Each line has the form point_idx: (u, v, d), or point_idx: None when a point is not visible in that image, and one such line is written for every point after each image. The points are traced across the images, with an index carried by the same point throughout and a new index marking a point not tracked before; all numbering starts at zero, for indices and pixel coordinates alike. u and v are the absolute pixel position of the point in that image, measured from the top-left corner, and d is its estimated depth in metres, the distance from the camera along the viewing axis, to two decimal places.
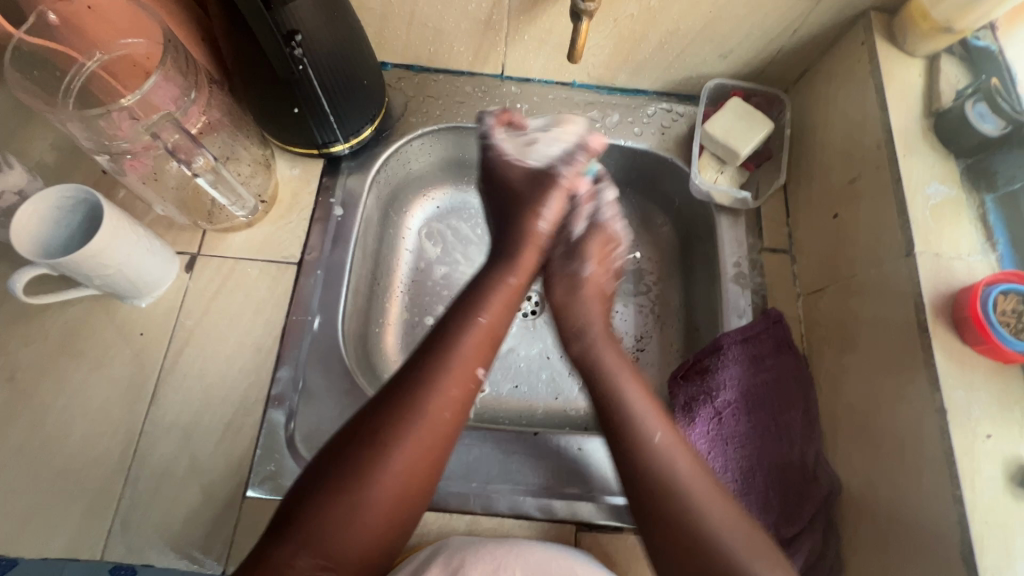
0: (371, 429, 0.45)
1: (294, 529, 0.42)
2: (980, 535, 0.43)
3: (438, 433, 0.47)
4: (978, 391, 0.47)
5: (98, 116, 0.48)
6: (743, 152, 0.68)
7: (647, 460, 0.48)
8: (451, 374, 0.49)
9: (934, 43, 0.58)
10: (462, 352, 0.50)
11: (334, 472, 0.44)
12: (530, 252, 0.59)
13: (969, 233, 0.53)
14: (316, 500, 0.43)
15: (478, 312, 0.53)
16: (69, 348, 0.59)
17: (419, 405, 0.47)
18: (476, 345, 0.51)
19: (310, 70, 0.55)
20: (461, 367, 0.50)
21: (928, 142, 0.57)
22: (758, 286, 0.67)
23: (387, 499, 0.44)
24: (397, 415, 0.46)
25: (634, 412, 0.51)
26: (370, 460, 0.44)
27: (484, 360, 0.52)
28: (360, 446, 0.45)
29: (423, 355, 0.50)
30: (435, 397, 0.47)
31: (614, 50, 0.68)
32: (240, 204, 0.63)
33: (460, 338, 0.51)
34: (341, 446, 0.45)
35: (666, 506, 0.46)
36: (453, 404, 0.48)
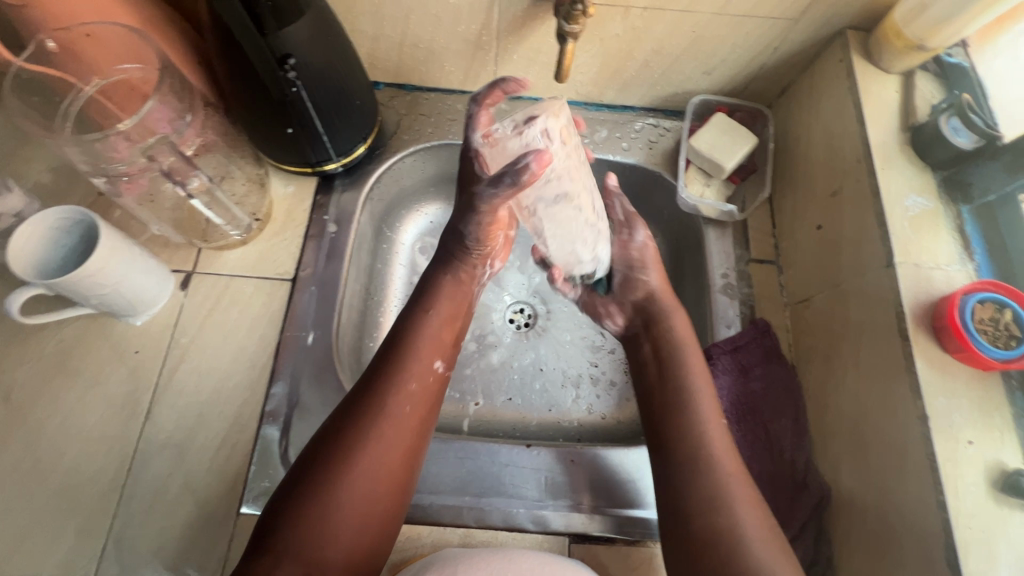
0: (338, 433, 0.48)
1: (275, 539, 0.43)
2: (964, 540, 0.44)
3: (403, 426, 0.49)
4: (958, 398, 0.49)
5: (97, 140, 0.49)
6: (728, 166, 0.70)
7: (695, 452, 0.51)
8: (410, 370, 0.52)
9: (909, 61, 0.60)
10: (416, 349, 0.54)
11: (307, 478, 0.45)
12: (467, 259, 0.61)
13: (946, 244, 0.54)
14: (296, 509, 0.44)
15: (427, 307, 0.57)
16: (64, 367, 0.59)
17: (381, 402, 0.49)
18: (429, 342, 0.55)
19: (304, 91, 0.56)
20: (418, 362, 0.53)
21: (905, 156, 0.58)
22: (746, 297, 0.68)
23: (362, 497, 0.46)
24: (361, 416, 0.48)
25: (693, 407, 0.54)
26: (339, 461, 0.46)
27: (440, 353, 0.55)
28: (330, 450, 0.47)
29: (380, 356, 0.53)
30: (396, 393, 0.50)
31: (601, 68, 0.70)
32: (234, 223, 0.65)
33: (412, 338, 0.54)
34: (312, 454, 0.47)
35: (700, 498, 0.48)
36: (415, 397, 0.51)
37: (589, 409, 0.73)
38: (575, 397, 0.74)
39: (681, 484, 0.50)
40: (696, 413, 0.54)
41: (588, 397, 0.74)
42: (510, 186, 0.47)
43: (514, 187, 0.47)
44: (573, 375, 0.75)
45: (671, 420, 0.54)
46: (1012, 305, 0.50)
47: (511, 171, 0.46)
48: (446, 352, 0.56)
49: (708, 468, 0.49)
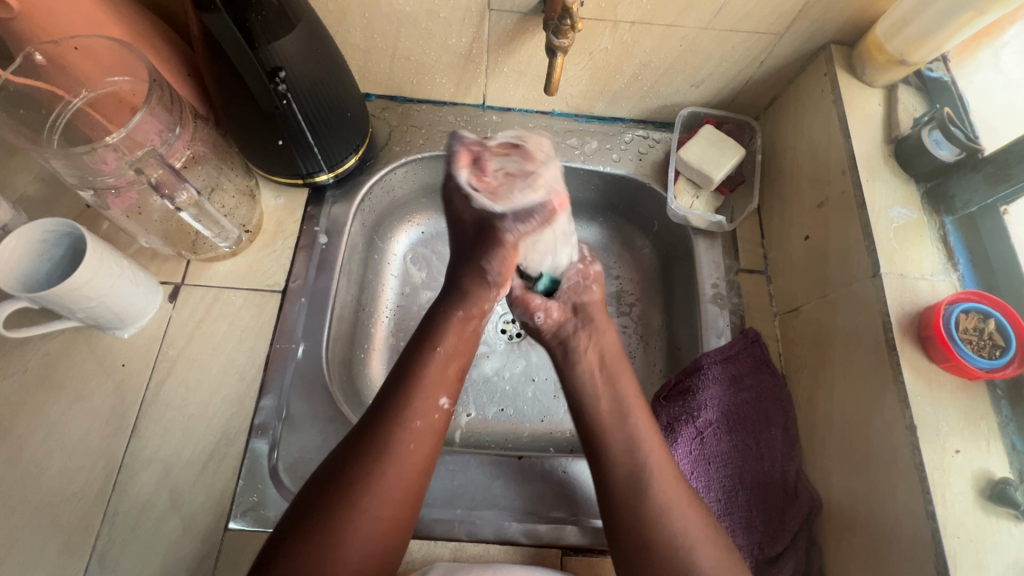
0: (341, 470, 0.47)
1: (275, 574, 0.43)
2: (953, 550, 0.44)
3: (406, 466, 0.48)
4: (946, 407, 0.49)
5: (83, 153, 0.49)
6: (717, 177, 0.70)
7: (646, 510, 0.49)
8: (413, 408, 0.50)
9: (892, 75, 0.61)
10: (423, 384, 0.52)
11: (308, 514, 0.45)
12: (481, 291, 0.56)
13: (931, 254, 0.55)
14: (298, 544, 0.44)
15: (435, 344, 0.54)
16: (48, 381, 0.58)
17: (384, 440, 0.48)
18: (436, 377, 0.53)
19: (294, 103, 0.56)
20: (423, 398, 0.51)
21: (889, 167, 0.59)
22: (736, 307, 0.69)
23: (361, 536, 0.45)
24: (364, 454, 0.47)
25: (636, 457, 0.51)
26: (339, 499, 0.46)
27: (447, 391, 0.53)
28: (332, 488, 0.46)
29: (385, 393, 0.51)
30: (400, 431, 0.49)
31: (590, 81, 0.71)
32: (223, 236, 0.64)
33: (420, 371, 0.52)
34: (313, 489, 0.47)
35: (664, 555, 0.47)
36: (419, 435, 0.50)
37: None
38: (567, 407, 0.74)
39: (630, 535, 0.48)
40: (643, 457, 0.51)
41: None
42: (535, 220, 0.54)
43: (540, 223, 0.55)
44: None
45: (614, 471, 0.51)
46: (995, 314, 0.50)
47: (539, 207, 0.54)
48: (452, 388, 0.54)
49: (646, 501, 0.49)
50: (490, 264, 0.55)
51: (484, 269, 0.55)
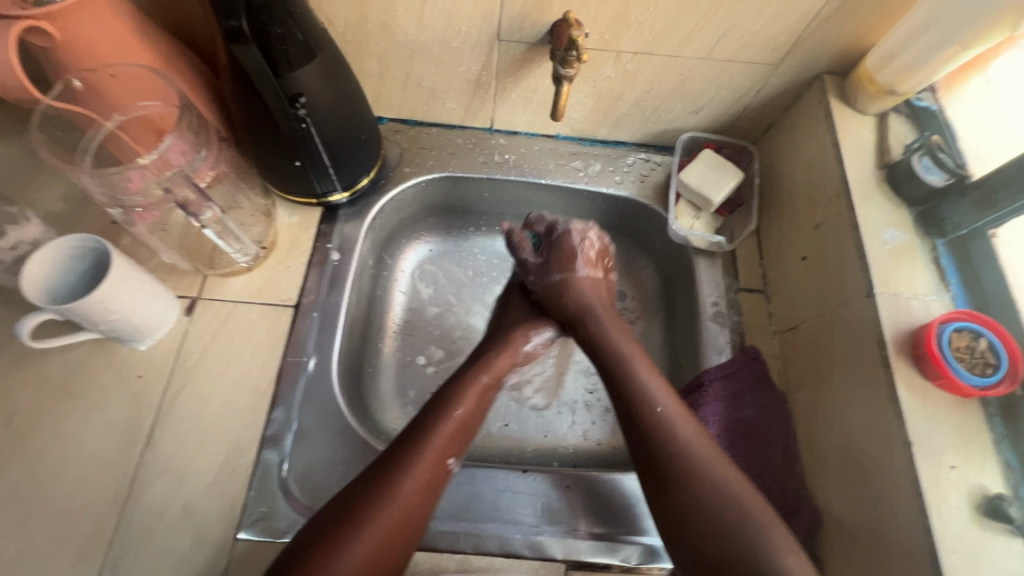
0: (349, 513, 0.48)
1: None
2: (950, 564, 0.45)
3: (409, 517, 0.50)
4: (940, 423, 0.50)
5: (115, 172, 0.52)
6: (716, 200, 0.73)
7: (659, 428, 0.53)
8: (426, 460, 0.53)
9: (882, 103, 0.64)
10: (435, 440, 0.54)
11: (311, 553, 0.46)
12: (503, 356, 0.65)
13: (923, 274, 0.57)
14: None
15: (452, 404, 0.58)
16: (66, 392, 0.60)
17: (394, 489, 0.50)
18: (448, 435, 0.55)
19: (313, 127, 0.59)
20: (433, 453, 0.54)
21: (882, 191, 0.62)
22: (736, 325, 0.71)
23: None
24: (375, 498, 0.49)
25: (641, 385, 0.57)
26: (343, 539, 0.47)
27: (455, 450, 0.56)
28: (338, 528, 0.47)
29: (399, 444, 0.54)
30: (409, 481, 0.51)
31: (594, 106, 0.74)
32: (243, 251, 0.67)
33: (435, 426, 0.55)
34: (318, 524, 0.48)
35: (687, 479, 0.50)
36: (423, 489, 0.52)
37: (584, 435, 0.74)
38: (571, 423, 0.75)
39: (669, 468, 0.51)
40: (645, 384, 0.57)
41: (583, 422, 0.75)
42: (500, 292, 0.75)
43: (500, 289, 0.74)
44: (568, 401, 0.76)
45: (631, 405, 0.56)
46: (987, 333, 0.52)
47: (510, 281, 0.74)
48: (459, 448, 0.57)
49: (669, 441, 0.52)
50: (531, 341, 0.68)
51: (516, 343, 0.66)
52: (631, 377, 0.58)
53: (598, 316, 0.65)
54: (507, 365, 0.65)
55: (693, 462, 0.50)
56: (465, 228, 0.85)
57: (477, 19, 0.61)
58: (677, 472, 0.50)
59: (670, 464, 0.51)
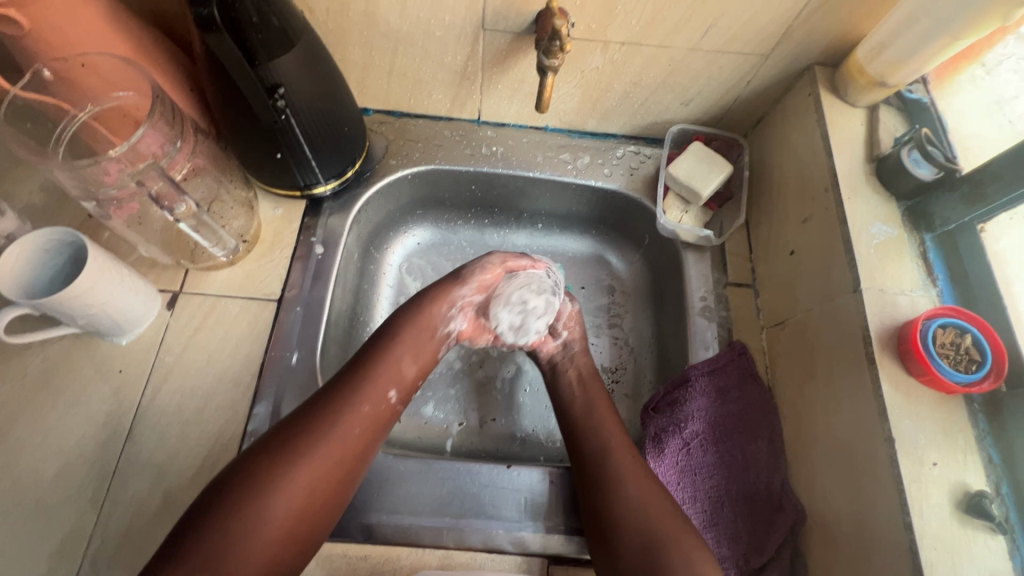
0: (286, 442, 0.49)
1: (209, 513, 0.44)
2: (930, 561, 0.45)
3: (349, 444, 0.51)
4: (924, 420, 0.50)
5: (87, 165, 0.50)
6: (705, 192, 0.72)
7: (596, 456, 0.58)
8: (365, 394, 0.54)
9: (873, 96, 0.63)
10: (377, 374, 0.56)
11: (246, 475, 0.46)
12: (447, 289, 0.64)
13: (911, 269, 0.57)
14: (226, 504, 0.45)
15: (394, 341, 0.59)
16: (45, 386, 0.59)
17: (334, 418, 0.51)
18: (391, 370, 0.57)
19: (293, 119, 0.58)
20: (376, 386, 0.55)
21: (871, 185, 0.61)
22: (724, 320, 0.70)
23: (291, 506, 0.47)
24: (314, 427, 0.50)
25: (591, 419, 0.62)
26: (280, 463, 0.48)
27: (398, 386, 0.57)
28: (274, 453, 0.48)
29: (342, 378, 0.55)
30: (350, 410, 0.52)
31: (582, 97, 0.73)
32: (221, 246, 0.66)
33: (376, 363, 0.57)
34: (257, 452, 0.48)
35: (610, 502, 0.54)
36: (365, 420, 0.53)
37: None
38: None
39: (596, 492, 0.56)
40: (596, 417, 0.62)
41: None
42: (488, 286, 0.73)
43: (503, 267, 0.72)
44: None
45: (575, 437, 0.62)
46: (972, 330, 0.51)
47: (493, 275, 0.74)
48: (403, 385, 0.58)
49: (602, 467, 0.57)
50: (472, 271, 0.65)
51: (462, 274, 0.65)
52: (593, 415, 0.63)
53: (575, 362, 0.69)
54: (448, 304, 0.64)
55: (618, 485, 0.55)
56: (454, 221, 0.84)
57: (461, 8, 0.60)
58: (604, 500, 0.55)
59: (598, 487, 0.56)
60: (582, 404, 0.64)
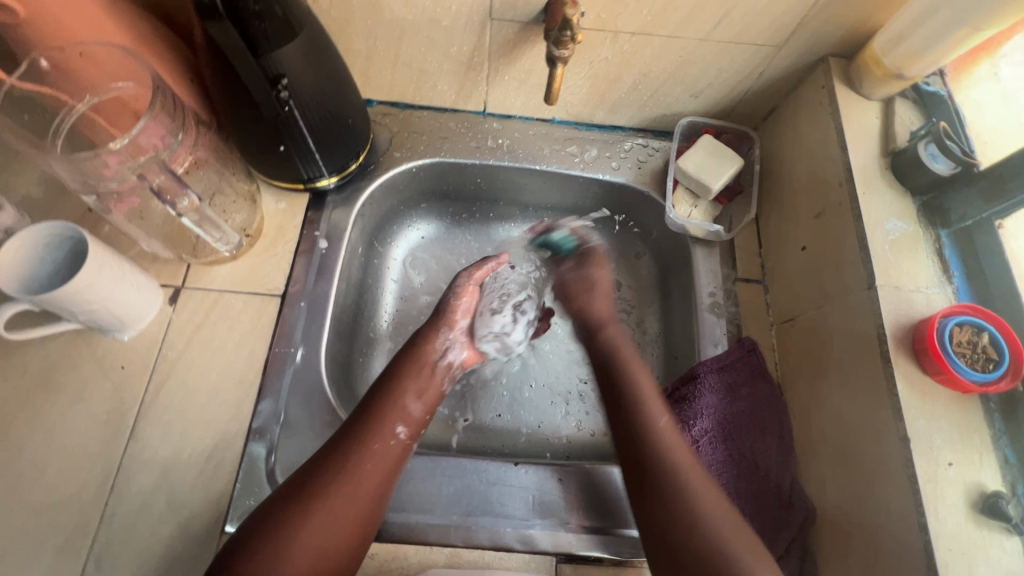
0: (295, 491, 0.47)
1: (224, 573, 0.43)
2: (945, 562, 0.45)
3: (362, 490, 0.49)
4: (939, 419, 0.49)
5: (87, 158, 0.49)
6: (715, 186, 0.71)
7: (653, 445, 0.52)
8: (372, 433, 0.52)
9: (889, 88, 0.62)
10: (383, 414, 0.54)
11: (258, 533, 0.45)
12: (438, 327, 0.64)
13: (926, 266, 0.56)
14: (244, 561, 0.43)
15: (397, 378, 0.58)
16: (47, 382, 0.59)
17: (343, 464, 0.49)
18: (397, 408, 0.55)
19: (296, 110, 0.57)
20: (383, 425, 0.53)
21: (886, 180, 0.60)
22: (733, 316, 0.69)
23: (310, 557, 0.45)
24: (321, 473, 0.49)
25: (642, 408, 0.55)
26: (292, 516, 0.46)
27: (405, 421, 0.55)
28: (285, 506, 0.46)
29: (348, 421, 0.53)
30: (359, 453, 0.50)
31: (591, 89, 0.71)
32: (225, 240, 0.65)
33: (382, 402, 0.55)
34: (270, 505, 0.47)
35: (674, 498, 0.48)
36: (375, 461, 0.51)
37: (578, 426, 0.73)
38: (565, 414, 0.74)
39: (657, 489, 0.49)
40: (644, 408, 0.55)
41: (577, 413, 0.74)
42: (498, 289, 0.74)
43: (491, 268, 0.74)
44: (562, 392, 0.75)
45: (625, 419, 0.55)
46: (989, 328, 0.51)
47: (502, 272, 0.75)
48: (412, 422, 0.56)
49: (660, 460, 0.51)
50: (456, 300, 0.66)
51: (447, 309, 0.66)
52: (639, 400, 0.56)
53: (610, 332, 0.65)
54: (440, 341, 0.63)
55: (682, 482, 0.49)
56: (458, 214, 0.83)
57: None
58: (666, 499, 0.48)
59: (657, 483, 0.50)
60: (631, 381, 0.58)
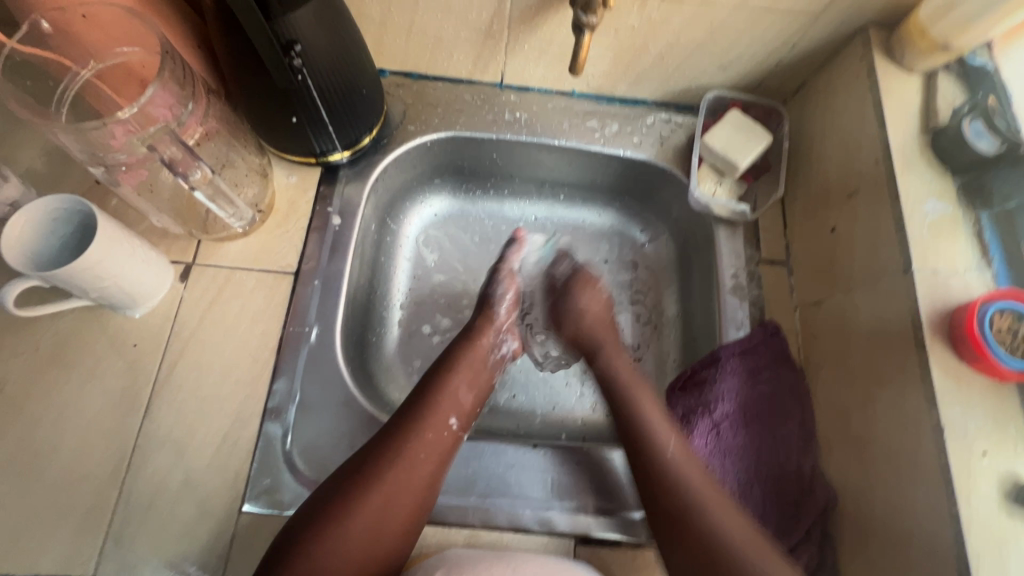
0: (353, 473, 0.50)
1: (291, 547, 0.46)
2: (976, 553, 0.44)
3: (416, 478, 0.51)
4: (974, 408, 0.48)
5: (94, 128, 0.47)
6: (741, 164, 0.68)
7: (667, 476, 0.53)
8: (428, 421, 0.54)
9: (933, 61, 0.58)
10: (435, 403, 0.56)
11: (320, 513, 0.48)
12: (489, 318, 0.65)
13: (965, 250, 0.54)
14: (307, 536, 0.47)
15: (450, 367, 0.59)
16: (59, 360, 0.58)
17: (397, 451, 0.51)
18: (450, 399, 0.57)
19: (310, 79, 0.54)
20: (437, 415, 0.55)
21: (925, 159, 0.57)
22: (756, 298, 0.67)
23: (366, 534, 0.48)
24: (380, 457, 0.51)
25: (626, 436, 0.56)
26: (355, 496, 0.49)
27: (458, 412, 0.57)
28: (348, 487, 0.49)
29: (403, 409, 0.55)
30: (413, 440, 0.52)
31: (614, 60, 0.68)
32: (237, 216, 0.63)
33: (436, 392, 0.57)
34: (331, 484, 0.50)
35: (693, 520, 0.50)
36: (429, 447, 0.53)
37: (593, 408, 0.73)
38: (580, 395, 0.73)
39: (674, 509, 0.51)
40: (654, 435, 0.56)
41: (591, 394, 0.73)
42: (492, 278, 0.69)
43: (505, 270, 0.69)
44: (578, 373, 0.74)
45: (634, 448, 0.56)
46: None
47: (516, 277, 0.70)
48: (464, 412, 0.57)
49: (675, 490, 0.52)
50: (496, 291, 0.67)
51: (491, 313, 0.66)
52: (641, 418, 0.58)
53: (609, 347, 0.65)
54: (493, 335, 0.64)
55: (698, 505, 0.50)
56: (473, 190, 0.81)
57: None
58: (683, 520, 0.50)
59: (672, 507, 0.51)
60: (637, 411, 0.58)
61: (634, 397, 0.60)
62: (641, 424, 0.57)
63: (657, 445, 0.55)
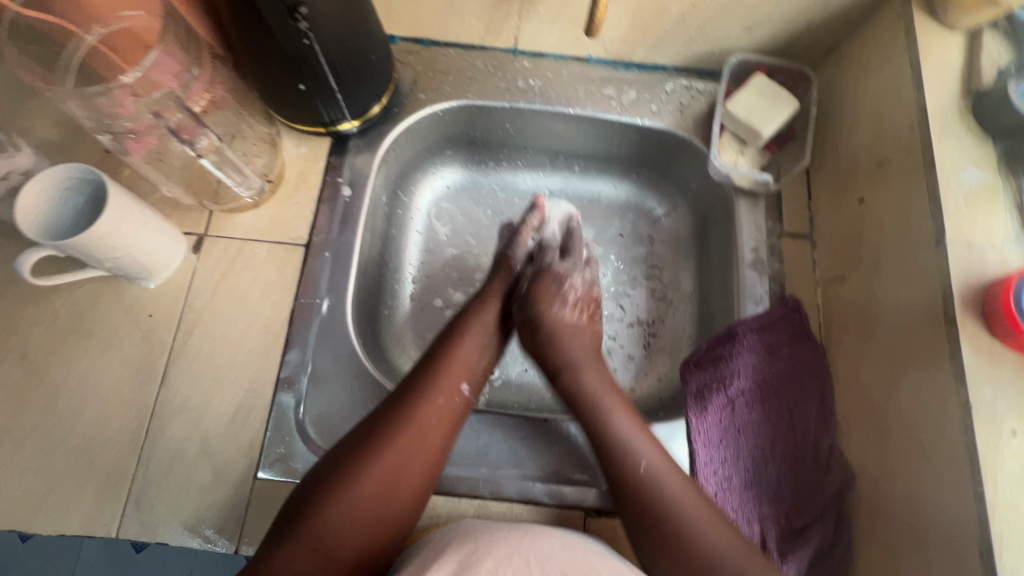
0: (365, 438, 0.50)
1: (303, 510, 0.47)
2: (1001, 535, 0.42)
3: (427, 443, 0.51)
4: (1006, 387, 0.46)
5: (99, 93, 0.51)
6: (765, 132, 0.65)
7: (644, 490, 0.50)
8: (439, 386, 0.54)
9: (978, 17, 0.54)
10: (447, 369, 0.55)
11: (332, 478, 0.48)
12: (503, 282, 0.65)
13: (1004, 221, 0.50)
14: (319, 501, 0.47)
15: (461, 332, 0.59)
16: (78, 328, 0.59)
17: (408, 415, 0.51)
18: (461, 364, 0.56)
19: (316, 44, 0.52)
20: (448, 380, 0.55)
21: (965, 124, 0.54)
22: (776, 272, 0.65)
23: (378, 497, 0.48)
24: (391, 422, 0.51)
25: (620, 447, 0.53)
26: (366, 458, 0.49)
27: (469, 377, 0.56)
28: (358, 453, 0.49)
29: (411, 378, 0.55)
30: (422, 407, 0.52)
31: (633, 22, 0.65)
32: (245, 185, 0.63)
33: (448, 359, 0.56)
34: (343, 450, 0.50)
35: (673, 539, 0.48)
36: (440, 412, 0.53)
37: None
38: None
39: (650, 527, 0.49)
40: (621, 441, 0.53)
41: None
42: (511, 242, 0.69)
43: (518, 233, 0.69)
44: None
45: (609, 463, 0.53)
46: None
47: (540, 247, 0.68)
48: (474, 377, 0.57)
49: (653, 506, 0.49)
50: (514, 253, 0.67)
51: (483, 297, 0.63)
52: (608, 425, 0.54)
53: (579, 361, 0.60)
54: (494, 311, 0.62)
55: (678, 520, 0.48)
56: (485, 161, 0.79)
57: None
58: (665, 541, 0.48)
59: (652, 517, 0.49)
60: (608, 421, 0.55)
61: (603, 405, 0.56)
62: (608, 426, 0.54)
63: (630, 455, 0.52)
